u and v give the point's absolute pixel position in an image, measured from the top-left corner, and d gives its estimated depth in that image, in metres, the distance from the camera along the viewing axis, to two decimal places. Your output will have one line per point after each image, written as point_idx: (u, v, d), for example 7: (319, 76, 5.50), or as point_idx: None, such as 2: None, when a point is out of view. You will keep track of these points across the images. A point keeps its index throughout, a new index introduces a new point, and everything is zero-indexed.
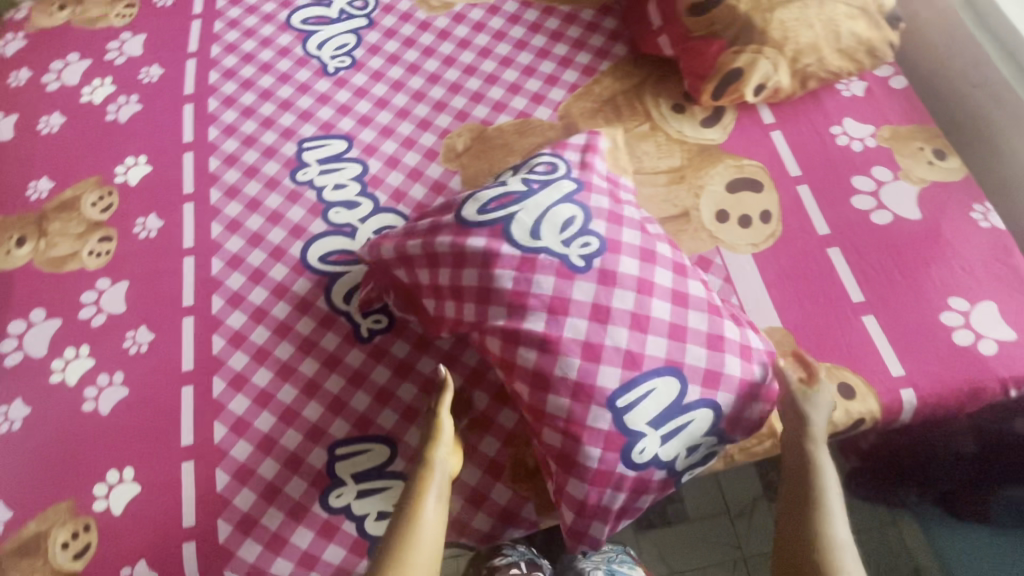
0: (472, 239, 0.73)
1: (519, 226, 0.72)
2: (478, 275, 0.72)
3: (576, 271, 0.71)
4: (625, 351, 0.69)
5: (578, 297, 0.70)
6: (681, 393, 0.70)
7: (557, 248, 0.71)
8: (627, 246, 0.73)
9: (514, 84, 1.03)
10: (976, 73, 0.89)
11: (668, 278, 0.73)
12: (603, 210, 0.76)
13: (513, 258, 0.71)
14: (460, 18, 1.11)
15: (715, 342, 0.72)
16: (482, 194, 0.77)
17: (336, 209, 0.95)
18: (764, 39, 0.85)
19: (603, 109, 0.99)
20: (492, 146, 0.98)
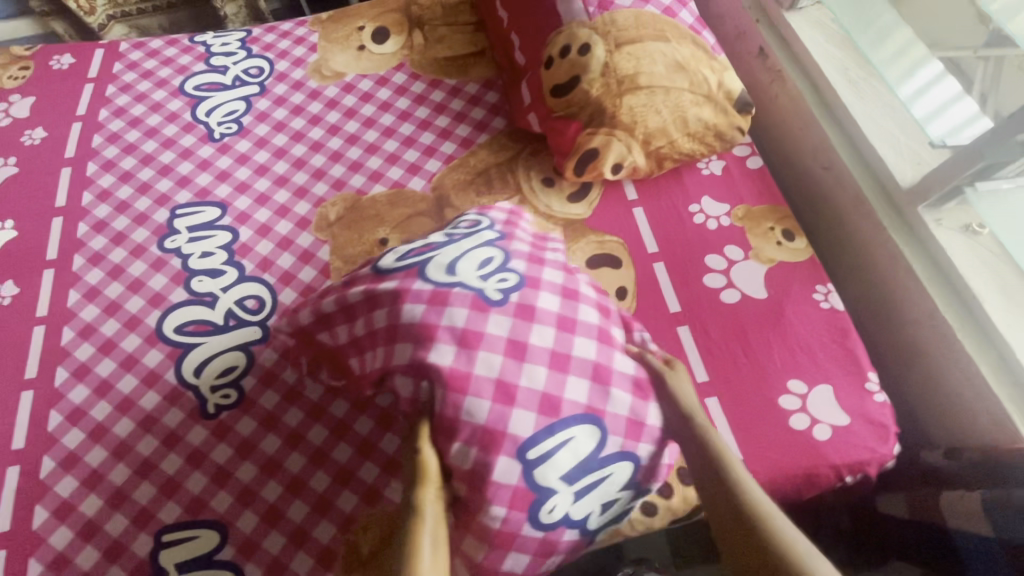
0: (385, 282, 0.69)
1: (436, 266, 0.69)
2: (387, 314, 0.67)
3: (491, 304, 0.66)
4: (541, 396, 0.64)
5: (492, 330, 0.65)
6: (602, 442, 0.65)
7: (472, 283, 0.67)
8: (547, 282, 0.71)
9: (393, 154, 1.05)
10: (824, 156, 0.93)
11: (590, 315, 0.71)
12: (524, 252, 0.74)
13: (423, 292, 0.66)
14: (349, 88, 1.13)
15: (637, 386, 0.69)
16: (403, 249, 0.76)
17: (199, 278, 0.94)
18: (615, 122, 0.88)
19: (475, 181, 1.00)
20: (363, 217, 0.99)
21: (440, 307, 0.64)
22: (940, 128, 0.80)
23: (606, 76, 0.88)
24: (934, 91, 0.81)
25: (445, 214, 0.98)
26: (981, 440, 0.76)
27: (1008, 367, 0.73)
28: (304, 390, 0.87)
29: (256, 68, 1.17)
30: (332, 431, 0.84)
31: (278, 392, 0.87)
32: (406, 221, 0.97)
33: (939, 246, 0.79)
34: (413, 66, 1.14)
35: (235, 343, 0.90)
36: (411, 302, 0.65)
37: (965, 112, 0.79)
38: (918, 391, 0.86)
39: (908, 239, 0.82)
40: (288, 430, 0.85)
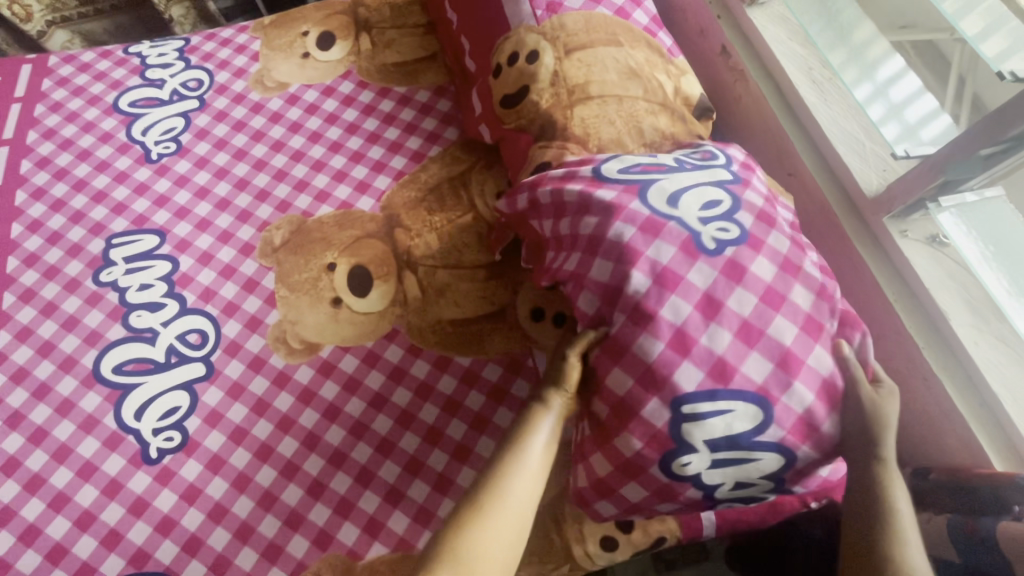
0: (603, 184, 0.66)
1: (658, 189, 0.66)
2: (596, 225, 0.65)
3: (703, 252, 0.62)
4: (719, 358, 0.59)
5: (692, 278, 0.61)
6: (760, 427, 0.60)
7: (691, 222, 0.63)
8: (770, 248, 0.64)
9: (340, 170, 1.00)
10: (788, 162, 0.89)
11: (806, 300, 0.62)
12: (756, 206, 0.67)
13: (639, 216, 0.63)
14: (293, 99, 1.07)
15: (826, 392, 0.61)
16: (636, 156, 0.71)
17: (138, 312, 0.90)
18: (567, 134, 0.82)
19: (426, 198, 0.96)
20: (309, 240, 0.94)
21: (651, 238, 0.62)
22: (901, 121, 0.77)
23: (555, 86, 0.84)
24: (894, 86, 0.78)
25: (396, 234, 0.93)
26: (946, 458, 0.74)
27: (974, 386, 0.70)
28: (251, 428, 0.83)
29: (195, 81, 1.10)
30: (280, 471, 0.81)
31: (224, 433, 0.83)
32: (355, 244, 0.92)
33: (903, 259, 0.75)
34: (361, 74, 1.08)
35: (177, 381, 0.86)
36: (624, 223, 0.62)
37: (925, 107, 0.76)
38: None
39: (872, 251, 0.79)
40: (235, 472, 0.81)
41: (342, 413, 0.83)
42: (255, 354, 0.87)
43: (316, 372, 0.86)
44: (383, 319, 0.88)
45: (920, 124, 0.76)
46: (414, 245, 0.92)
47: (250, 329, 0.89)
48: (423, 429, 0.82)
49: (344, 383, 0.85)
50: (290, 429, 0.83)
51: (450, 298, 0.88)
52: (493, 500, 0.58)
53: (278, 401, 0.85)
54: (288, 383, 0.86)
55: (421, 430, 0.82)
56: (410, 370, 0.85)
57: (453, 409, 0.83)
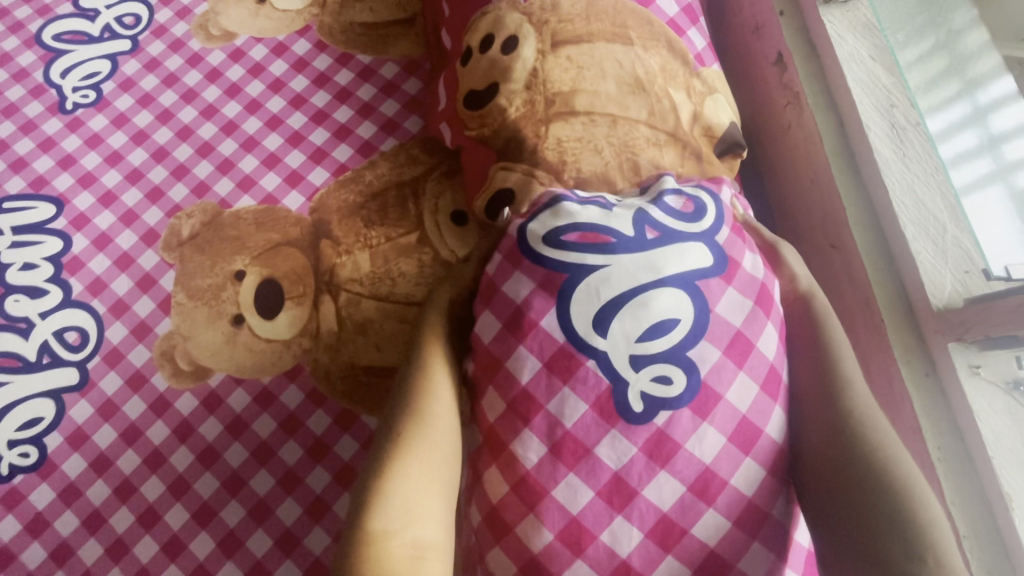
0: (517, 273, 0.53)
1: (586, 294, 0.50)
2: (497, 333, 0.52)
3: (628, 413, 0.48)
4: (620, 560, 0.47)
5: (602, 453, 0.48)
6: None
7: (619, 364, 0.48)
8: (725, 408, 0.49)
9: (273, 154, 0.82)
10: (834, 229, 0.65)
11: (751, 482, 0.48)
12: (727, 331, 0.50)
13: (550, 346, 0.50)
14: (237, 55, 0.88)
15: None
16: (575, 215, 0.54)
17: (15, 297, 0.76)
18: (536, 158, 0.61)
19: (366, 205, 0.77)
20: (221, 237, 0.78)
21: (558, 384, 0.49)
22: (995, 157, 0.59)
23: (531, 90, 0.63)
24: (993, 115, 0.61)
25: (322, 247, 0.76)
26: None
27: None
28: (115, 459, 0.70)
29: (132, 16, 0.92)
30: (138, 518, 0.68)
31: (84, 459, 0.70)
32: (269, 250, 0.76)
33: (967, 409, 0.54)
34: (322, 33, 0.89)
35: (45, 386, 0.73)
36: (523, 352, 0.50)
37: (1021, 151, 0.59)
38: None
39: (924, 385, 0.56)
40: (88, 509, 0.68)
41: (220, 460, 0.70)
42: (136, 369, 0.74)
43: (200, 405, 0.72)
44: (288, 351, 0.73)
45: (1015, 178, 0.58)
46: (340, 264, 0.75)
47: (137, 338, 0.75)
48: (308, 498, 0.68)
49: (229, 424, 0.71)
50: (158, 468, 0.70)
51: (370, 338, 0.72)
52: (414, 418, 0.48)
53: (151, 431, 0.71)
54: (166, 411, 0.72)
55: (306, 498, 0.68)
56: (306, 422, 0.71)
57: (347, 479, 0.69)
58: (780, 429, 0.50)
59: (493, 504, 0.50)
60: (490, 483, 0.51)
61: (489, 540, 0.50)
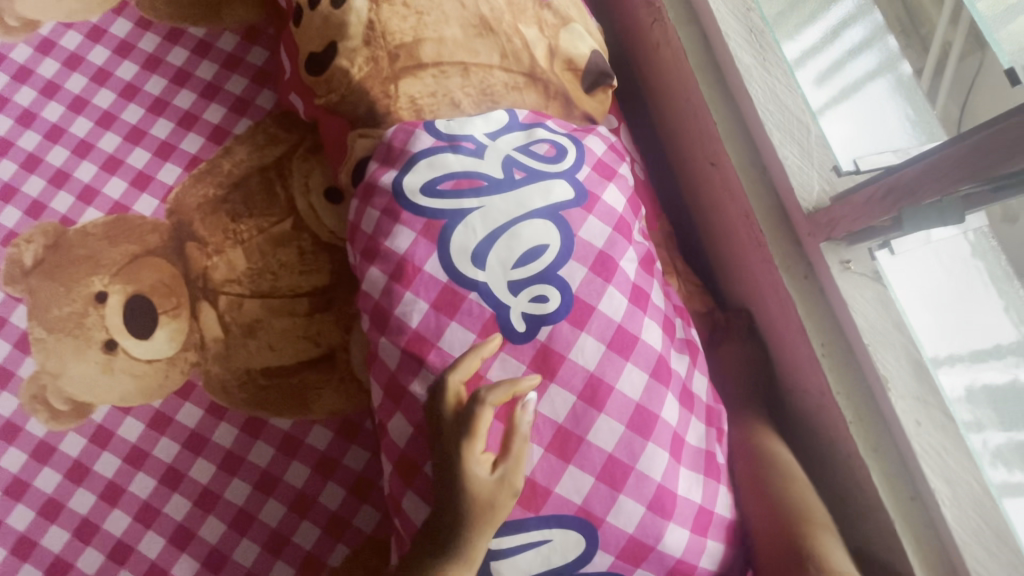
0: (398, 226, 0.51)
1: (464, 232, 0.49)
2: (384, 281, 0.50)
3: (511, 337, 0.47)
4: (524, 479, 0.45)
5: (494, 376, 0.47)
6: (582, 559, 0.45)
7: (498, 290, 0.48)
8: (600, 318, 0.47)
9: (113, 156, 0.73)
10: (711, 147, 0.64)
11: (637, 387, 0.47)
12: (592, 251, 0.49)
13: (437, 283, 0.49)
14: (46, 47, 0.76)
15: (701, 519, 0.47)
16: (447, 159, 0.52)
17: None
18: (392, 121, 0.57)
19: (230, 196, 0.71)
20: (71, 259, 0.69)
21: (445, 319, 0.48)
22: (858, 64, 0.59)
23: (372, 45, 0.57)
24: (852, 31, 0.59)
25: (187, 251, 0.69)
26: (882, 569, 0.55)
27: (906, 470, 0.54)
28: (6, 517, 0.65)
29: None
30: (47, 572, 0.63)
31: None
32: (128, 264, 0.69)
33: (841, 302, 0.55)
34: (142, 7, 0.77)
35: None
36: (410, 295, 0.49)
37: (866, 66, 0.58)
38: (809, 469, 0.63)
39: (804, 287, 0.58)
40: None
41: (125, 493, 0.65)
42: (6, 420, 0.67)
43: (90, 442, 0.66)
44: (174, 368, 0.67)
45: (856, 85, 0.58)
46: (213, 266, 0.69)
47: None
48: (230, 512, 0.65)
49: (126, 456, 0.66)
50: (57, 517, 0.65)
51: (262, 339, 0.67)
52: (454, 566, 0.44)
53: (39, 481, 0.65)
54: (52, 456, 0.66)
55: (227, 513, 0.65)
56: (212, 438, 0.66)
57: (268, 486, 0.65)
58: (653, 334, 0.49)
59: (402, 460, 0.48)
60: (396, 430, 0.49)
61: (402, 488, 0.49)
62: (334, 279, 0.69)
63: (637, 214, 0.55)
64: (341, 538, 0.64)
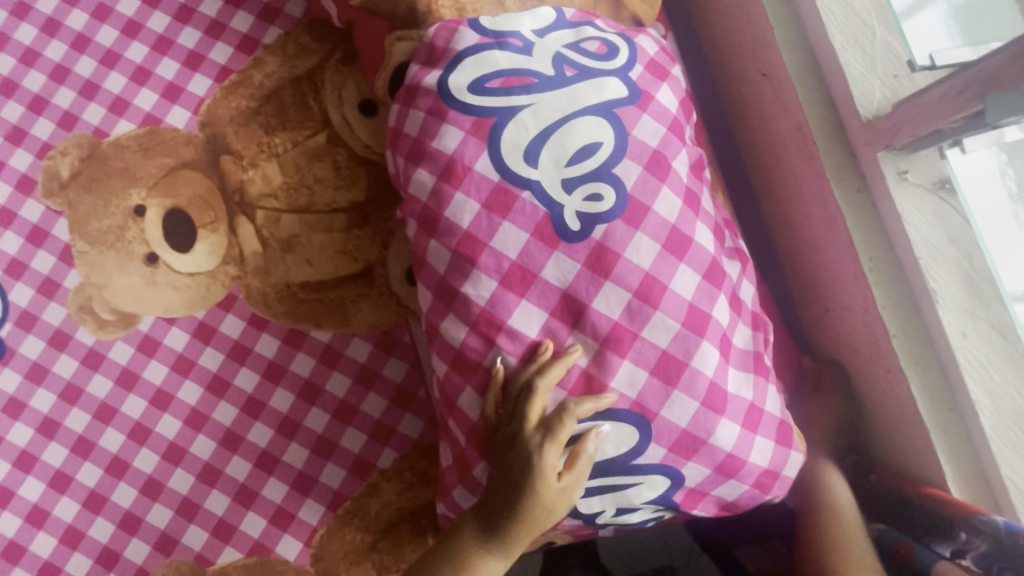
0: (444, 125, 0.50)
1: (515, 130, 0.48)
2: (432, 184, 0.50)
3: (565, 237, 0.47)
4: (580, 372, 0.47)
5: (548, 275, 0.47)
6: (635, 451, 0.48)
7: (552, 188, 0.47)
8: (655, 219, 0.47)
9: (141, 67, 0.71)
10: (764, 56, 0.61)
11: (690, 287, 0.47)
12: (646, 150, 0.48)
13: (488, 183, 0.48)
14: None
15: (751, 417, 0.50)
16: (493, 56, 0.50)
17: None
18: (433, 21, 0.55)
19: (263, 109, 0.69)
20: (107, 172, 0.69)
21: (497, 219, 0.47)
22: None
23: None
24: None
25: (222, 164, 0.69)
26: (914, 477, 0.57)
27: (947, 383, 0.53)
28: (62, 420, 0.68)
29: None
30: (107, 469, 0.67)
31: (30, 425, 0.68)
32: (163, 177, 0.69)
33: (895, 214, 0.53)
34: None
35: None
36: (462, 196, 0.48)
37: None
38: (853, 387, 0.63)
39: (855, 201, 0.56)
40: (50, 471, 0.67)
41: (175, 400, 0.67)
42: (55, 328, 0.69)
43: (137, 351, 0.68)
44: (215, 282, 0.68)
45: None
46: (248, 180, 0.68)
47: (45, 296, 0.69)
48: (276, 419, 0.67)
49: (173, 364, 0.68)
50: (112, 419, 0.68)
51: (300, 254, 0.68)
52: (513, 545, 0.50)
53: (92, 386, 0.68)
54: (102, 364, 0.68)
55: (274, 419, 0.67)
56: (255, 348, 0.68)
57: (312, 394, 0.67)
58: (706, 236, 0.49)
59: (457, 349, 0.49)
60: (448, 331, 0.50)
61: (458, 382, 0.50)
62: (368, 196, 0.68)
63: (690, 118, 0.53)
64: (385, 443, 0.66)
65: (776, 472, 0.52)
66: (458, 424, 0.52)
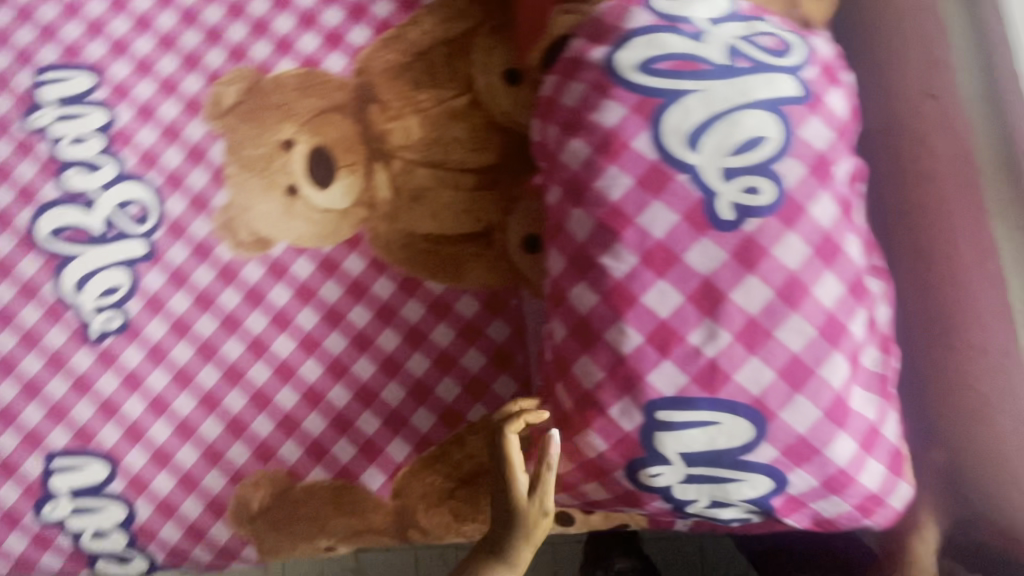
0: (607, 100, 0.51)
1: (680, 114, 0.49)
2: (586, 155, 0.51)
3: (716, 224, 0.47)
4: (706, 360, 0.47)
5: (692, 259, 0.48)
6: (746, 448, 0.48)
7: (709, 175, 0.47)
8: (810, 220, 0.47)
9: (309, 13, 0.76)
10: (932, 72, 0.58)
11: (832, 296, 0.47)
12: (812, 151, 0.48)
13: (644, 162, 0.49)
14: None
15: (871, 439, 0.49)
16: (666, 39, 0.51)
17: (71, 170, 0.77)
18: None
19: (413, 66, 0.73)
20: (264, 105, 0.75)
21: (648, 197, 0.48)
22: None
23: None
24: None
25: (368, 112, 0.73)
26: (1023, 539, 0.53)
27: None
28: (194, 323, 0.75)
29: None
30: (223, 374, 0.73)
31: (166, 322, 0.75)
32: (314, 117, 0.74)
33: None
34: None
35: (115, 258, 0.76)
36: (616, 171, 0.50)
37: None
38: (948, 430, 0.57)
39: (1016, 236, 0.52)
40: (176, 367, 0.74)
41: (292, 323, 0.73)
42: (199, 240, 0.76)
43: (267, 272, 0.74)
44: (345, 221, 0.73)
45: None
46: (389, 131, 0.72)
47: (195, 210, 0.76)
48: (380, 356, 0.71)
49: (296, 290, 0.73)
50: (235, 330, 0.74)
51: (426, 207, 0.71)
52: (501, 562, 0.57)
53: (223, 297, 0.74)
54: (234, 279, 0.74)
55: (378, 357, 0.71)
56: (371, 288, 0.72)
57: (416, 339, 0.71)
58: (857, 248, 0.48)
59: (584, 316, 0.51)
60: (577, 297, 0.52)
61: (576, 349, 0.52)
62: (499, 162, 0.71)
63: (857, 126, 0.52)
64: (479, 398, 0.69)
65: (881, 499, 0.50)
66: (567, 388, 0.54)
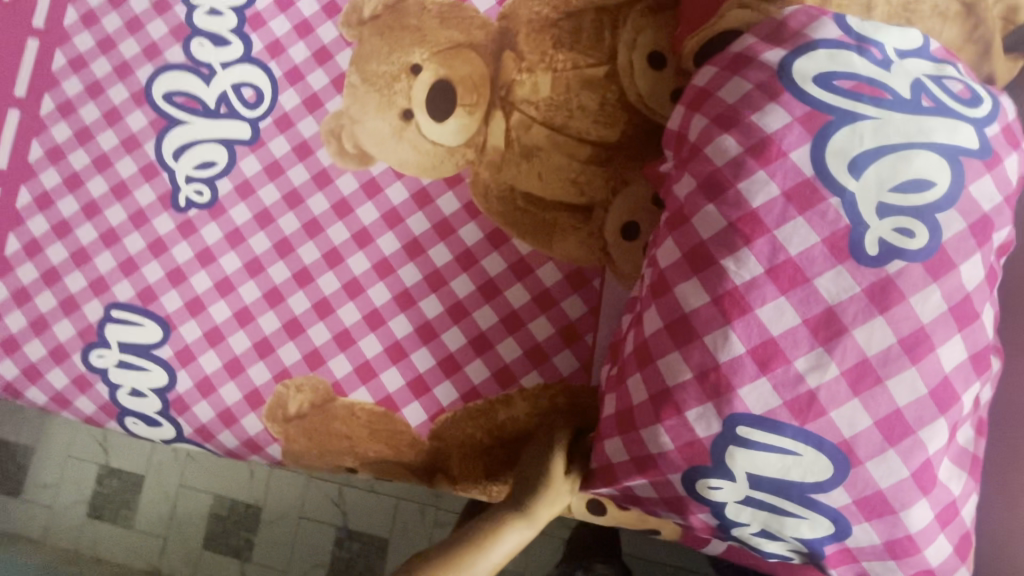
0: (774, 103, 0.49)
1: (848, 136, 0.47)
2: (736, 152, 0.49)
3: (857, 256, 0.45)
4: (804, 390, 0.45)
5: (820, 285, 0.46)
6: (819, 486, 0.46)
7: (864, 206, 0.46)
8: (955, 279, 0.45)
9: None
10: None
11: (954, 360, 0.45)
12: (976, 210, 0.46)
13: (797, 175, 0.47)
14: None
15: (946, 514, 0.47)
16: (852, 57, 0.49)
17: (201, 40, 0.77)
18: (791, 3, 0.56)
19: (560, 24, 0.71)
20: (402, 25, 0.74)
21: (793, 211, 0.47)
22: None
23: None
24: None
25: (503, 58, 0.72)
26: None
27: None
28: (278, 218, 0.75)
29: None
30: (294, 275, 0.74)
31: (251, 210, 0.75)
32: (448, 48, 0.73)
33: None
34: None
35: (219, 135, 0.76)
36: (764, 176, 0.47)
37: None
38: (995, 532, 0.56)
39: None
40: (250, 255, 0.75)
41: (372, 243, 0.73)
42: (304, 140, 0.76)
43: (361, 189, 0.74)
44: (451, 159, 0.72)
45: None
46: (519, 81, 0.71)
47: (308, 109, 0.76)
48: (450, 300, 0.71)
49: (385, 214, 0.73)
50: (316, 235, 0.74)
51: (535, 166, 0.70)
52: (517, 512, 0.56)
53: (312, 201, 0.75)
54: (328, 186, 0.74)
55: (448, 300, 0.71)
56: (459, 231, 0.72)
57: (490, 293, 0.70)
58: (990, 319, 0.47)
59: (683, 314, 0.49)
60: (683, 295, 0.49)
61: (668, 344, 0.49)
62: (620, 141, 0.69)
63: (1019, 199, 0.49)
64: (537, 366, 0.69)
65: None
66: (643, 381, 0.51)
